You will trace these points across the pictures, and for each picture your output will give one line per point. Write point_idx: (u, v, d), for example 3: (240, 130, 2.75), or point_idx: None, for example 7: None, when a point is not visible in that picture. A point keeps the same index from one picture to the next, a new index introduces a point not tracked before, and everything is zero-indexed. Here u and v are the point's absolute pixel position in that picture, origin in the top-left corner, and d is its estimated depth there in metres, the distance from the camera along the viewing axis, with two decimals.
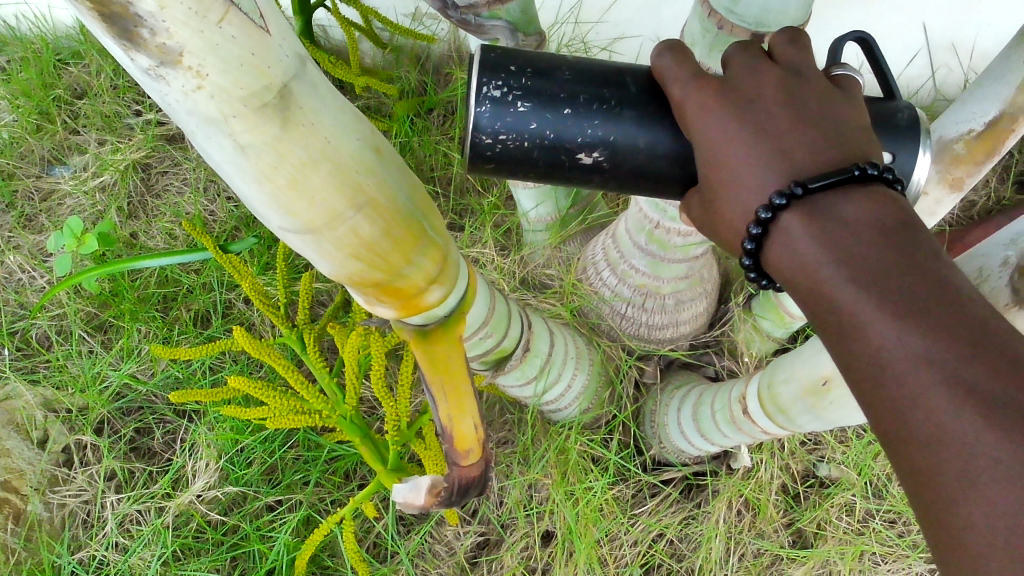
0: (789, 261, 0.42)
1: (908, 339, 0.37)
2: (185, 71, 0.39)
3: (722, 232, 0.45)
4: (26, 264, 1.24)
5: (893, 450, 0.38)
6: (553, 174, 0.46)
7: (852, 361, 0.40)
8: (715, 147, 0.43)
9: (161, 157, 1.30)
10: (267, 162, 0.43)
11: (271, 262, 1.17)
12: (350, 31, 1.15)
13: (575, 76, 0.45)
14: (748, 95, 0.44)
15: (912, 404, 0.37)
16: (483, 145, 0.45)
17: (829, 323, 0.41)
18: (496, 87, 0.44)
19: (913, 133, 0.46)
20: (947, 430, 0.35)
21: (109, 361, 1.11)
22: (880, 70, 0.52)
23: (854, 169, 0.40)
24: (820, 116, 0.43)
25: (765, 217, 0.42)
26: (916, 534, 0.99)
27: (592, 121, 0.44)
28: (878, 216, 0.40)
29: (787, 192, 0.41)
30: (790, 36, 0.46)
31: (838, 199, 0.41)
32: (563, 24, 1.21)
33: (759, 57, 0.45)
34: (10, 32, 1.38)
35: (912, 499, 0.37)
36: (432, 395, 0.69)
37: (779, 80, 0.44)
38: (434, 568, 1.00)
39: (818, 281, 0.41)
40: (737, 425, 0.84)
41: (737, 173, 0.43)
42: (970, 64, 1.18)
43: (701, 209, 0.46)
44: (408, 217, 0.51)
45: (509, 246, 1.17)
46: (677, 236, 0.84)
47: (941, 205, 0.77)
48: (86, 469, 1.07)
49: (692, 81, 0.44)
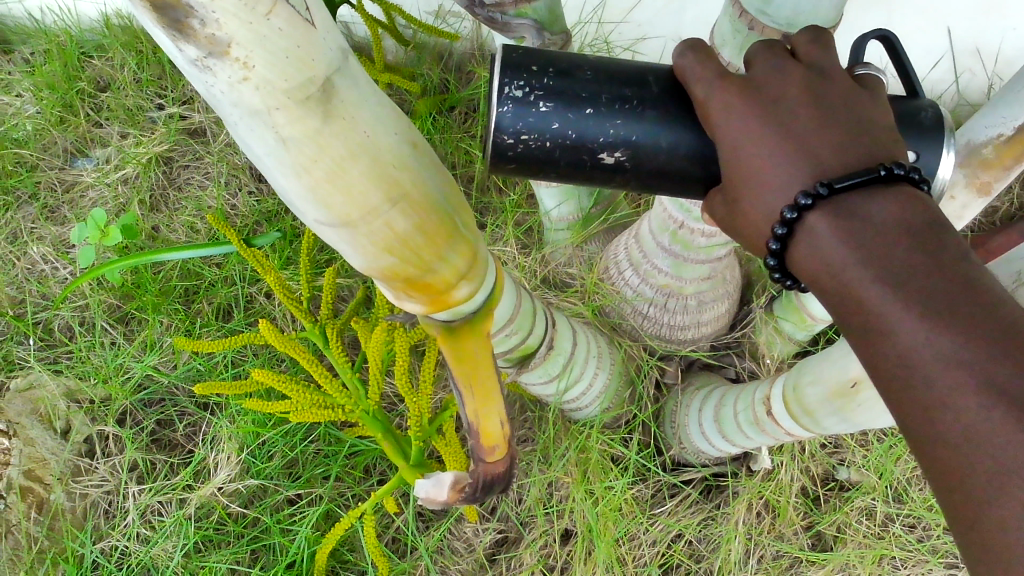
0: (815, 261, 0.41)
1: (939, 341, 0.36)
2: (232, 62, 0.39)
3: (747, 233, 0.44)
4: (50, 255, 1.25)
5: (921, 453, 0.38)
6: (574, 173, 0.46)
7: (881, 362, 0.39)
8: (740, 148, 0.42)
9: (183, 150, 1.30)
10: (307, 155, 0.43)
11: (293, 257, 1.17)
12: (374, 28, 1.15)
13: (597, 75, 0.44)
14: (772, 95, 0.43)
15: (943, 406, 0.37)
16: (504, 145, 0.44)
17: (856, 324, 0.40)
18: (517, 87, 0.43)
19: (936, 132, 0.45)
20: (982, 435, 0.35)
21: (131, 353, 1.11)
22: (904, 71, 0.51)
23: (881, 169, 0.39)
24: (846, 115, 0.42)
25: (791, 217, 0.41)
26: (936, 539, 0.99)
27: (614, 121, 0.43)
28: (907, 216, 0.39)
29: (813, 193, 0.40)
30: (813, 35, 0.45)
31: (865, 198, 0.40)
32: (586, 23, 1.21)
33: (783, 56, 0.44)
34: (34, 24, 1.39)
35: (942, 500, 0.37)
36: (459, 390, 0.69)
37: (805, 80, 0.43)
38: (454, 564, 1.00)
39: (846, 282, 0.40)
40: (761, 427, 0.84)
41: (762, 174, 0.42)
42: (994, 70, 1.18)
43: (724, 209, 0.45)
44: (442, 213, 0.51)
45: (530, 244, 1.17)
46: (701, 237, 0.84)
47: (969, 209, 0.76)
48: (108, 460, 1.07)
49: (715, 80, 0.43)
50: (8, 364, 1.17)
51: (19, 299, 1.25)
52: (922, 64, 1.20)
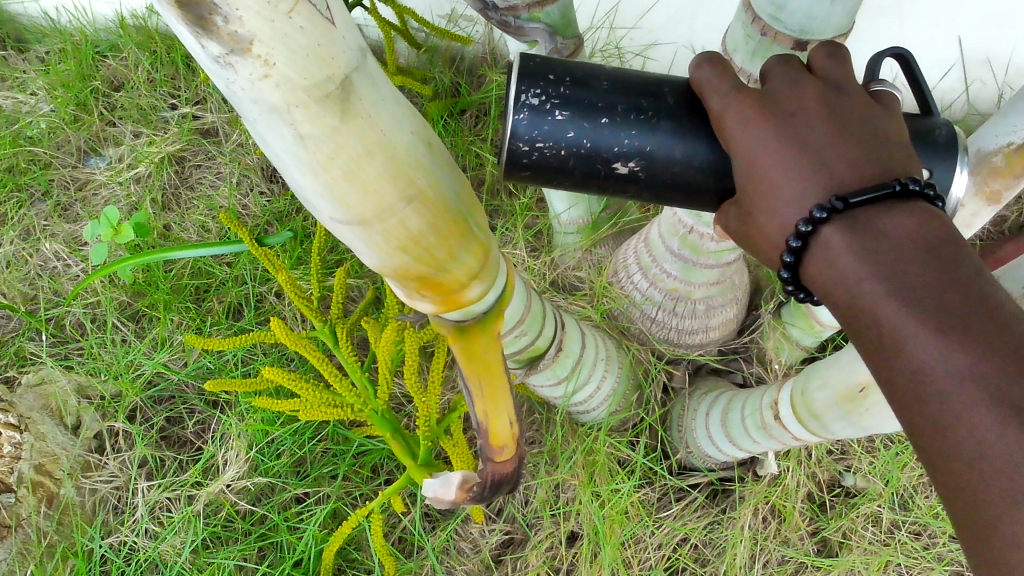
0: (829, 274, 0.41)
1: (952, 355, 0.36)
2: (254, 60, 0.39)
3: (761, 245, 0.44)
4: (62, 252, 1.26)
5: (932, 466, 0.38)
6: (589, 182, 0.46)
7: (891, 374, 0.39)
8: (756, 160, 0.43)
9: (195, 150, 1.31)
10: (325, 153, 0.44)
11: (303, 257, 1.18)
12: (387, 30, 1.15)
13: (613, 84, 0.44)
14: (787, 108, 0.43)
15: (955, 422, 0.37)
16: (520, 152, 0.44)
17: (868, 337, 0.40)
18: (534, 95, 0.43)
19: (950, 149, 0.46)
20: (993, 448, 0.35)
21: (143, 350, 1.12)
22: (918, 86, 0.51)
23: (896, 183, 0.40)
24: (862, 129, 0.42)
25: (806, 229, 0.41)
26: (942, 546, 0.99)
27: (629, 131, 0.43)
28: (921, 231, 0.39)
29: (828, 206, 0.40)
30: (830, 49, 0.46)
31: (880, 212, 0.40)
32: (597, 29, 1.22)
33: (799, 70, 0.44)
34: (50, 24, 1.40)
35: (953, 514, 0.37)
36: (469, 389, 0.69)
37: (820, 94, 0.43)
38: (459, 564, 1.00)
39: (859, 295, 0.40)
40: (768, 431, 0.84)
41: (778, 187, 0.42)
42: (1005, 80, 1.18)
43: (737, 220, 0.45)
44: (455, 213, 0.51)
45: (540, 247, 1.18)
46: (711, 242, 0.84)
47: (978, 217, 0.77)
48: (118, 456, 1.08)
49: (730, 93, 0.43)
50: (21, 360, 1.18)
51: (31, 295, 1.26)
52: (933, 74, 1.20)
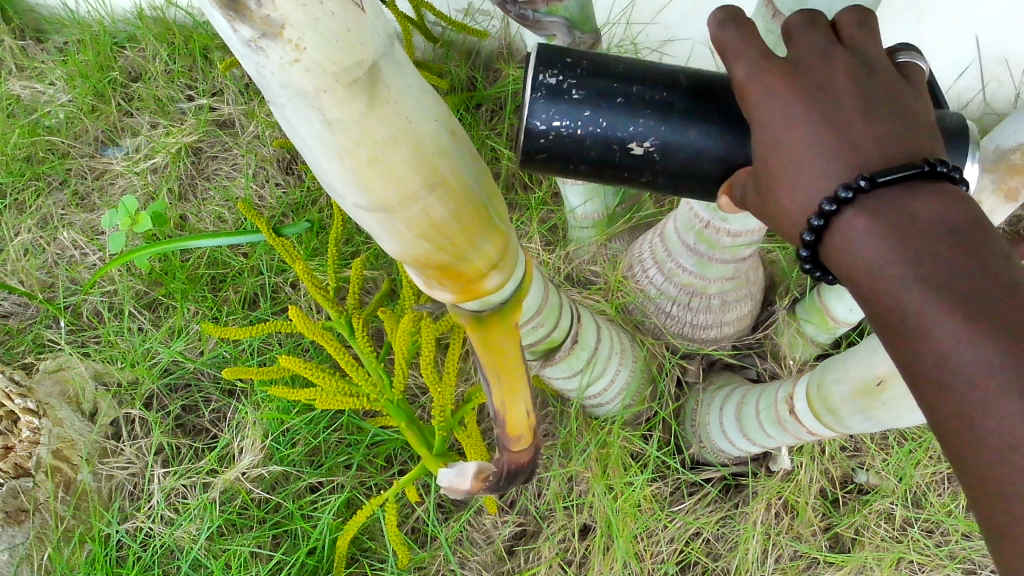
0: (849, 252, 0.40)
1: (980, 345, 0.35)
2: (285, 44, 0.40)
3: (779, 222, 0.42)
4: (80, 240, 1.27)
5: (955, 456, 0.37)
6: (603, 167, 0.46)
7: (917, 363, 0.38)
8: (779, 133, 0.41)
9: (212, 141, 1.32)
10: (351, 138, 0.44)
11: (319, 248, 1.18)
12: (405, 24, 1.16)
13: (630, 70, 0.44)
14: (813, 77, 0.41)
15: (984, 412, 0.35)
16: (536, 132, 0.44)
17: (891, 316, 0.38)
18: (552, 76, 0.44)
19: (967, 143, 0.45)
20: (1022, 445, 0.34)
21: (159, 338, 1.13)
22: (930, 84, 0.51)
23: (925, 164, 0.38)
24: (890, 105, 0.40)
25: (829, 210, 0.39)
26: (954, 544, 0.99)
27: (643, 115, 0.43)
28: (952, 213, 0.37)
29: (853, 185, 0.38)
30: (860, 16, 0.43)
31: (907, 191, 0.38)
32: (614, 24, 1.23)
33: (825, 33, 0.42)
34: (69, 14, 1.41)
35: (976, 501, 0.37)
36: (487, 380, 0.70)
37: (848, 65, 0.41)
38: (472, 555, 1.01)
39: (882, 276, 0.38)
40: (782, 426, 0.84)
41: (800, 162, 0.40)
42: (1022, 79, 1.17)
43: (755, 194, 0.43)
44: (476, 202, 0.52)
45: (555, 241, 1.19)
46: (727, 237, 0.85)
47: (996, 215, 0.76)
48: (134, 443, 1.09)
49: (754, 63, 0.41)
50: (38, 347, 1.19)
51: (48, 283, 1.26)
52: (949, 73, 1.20)
